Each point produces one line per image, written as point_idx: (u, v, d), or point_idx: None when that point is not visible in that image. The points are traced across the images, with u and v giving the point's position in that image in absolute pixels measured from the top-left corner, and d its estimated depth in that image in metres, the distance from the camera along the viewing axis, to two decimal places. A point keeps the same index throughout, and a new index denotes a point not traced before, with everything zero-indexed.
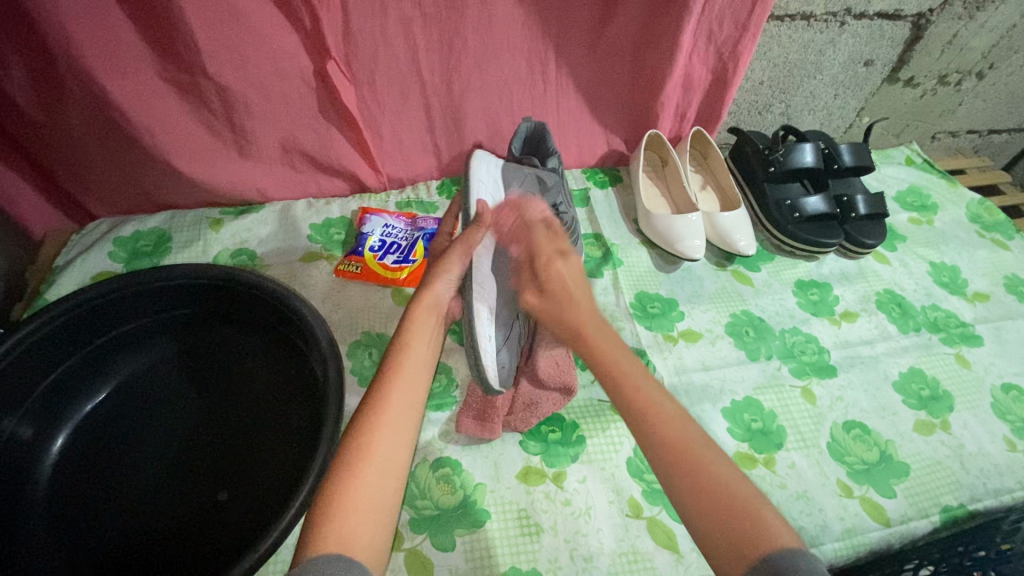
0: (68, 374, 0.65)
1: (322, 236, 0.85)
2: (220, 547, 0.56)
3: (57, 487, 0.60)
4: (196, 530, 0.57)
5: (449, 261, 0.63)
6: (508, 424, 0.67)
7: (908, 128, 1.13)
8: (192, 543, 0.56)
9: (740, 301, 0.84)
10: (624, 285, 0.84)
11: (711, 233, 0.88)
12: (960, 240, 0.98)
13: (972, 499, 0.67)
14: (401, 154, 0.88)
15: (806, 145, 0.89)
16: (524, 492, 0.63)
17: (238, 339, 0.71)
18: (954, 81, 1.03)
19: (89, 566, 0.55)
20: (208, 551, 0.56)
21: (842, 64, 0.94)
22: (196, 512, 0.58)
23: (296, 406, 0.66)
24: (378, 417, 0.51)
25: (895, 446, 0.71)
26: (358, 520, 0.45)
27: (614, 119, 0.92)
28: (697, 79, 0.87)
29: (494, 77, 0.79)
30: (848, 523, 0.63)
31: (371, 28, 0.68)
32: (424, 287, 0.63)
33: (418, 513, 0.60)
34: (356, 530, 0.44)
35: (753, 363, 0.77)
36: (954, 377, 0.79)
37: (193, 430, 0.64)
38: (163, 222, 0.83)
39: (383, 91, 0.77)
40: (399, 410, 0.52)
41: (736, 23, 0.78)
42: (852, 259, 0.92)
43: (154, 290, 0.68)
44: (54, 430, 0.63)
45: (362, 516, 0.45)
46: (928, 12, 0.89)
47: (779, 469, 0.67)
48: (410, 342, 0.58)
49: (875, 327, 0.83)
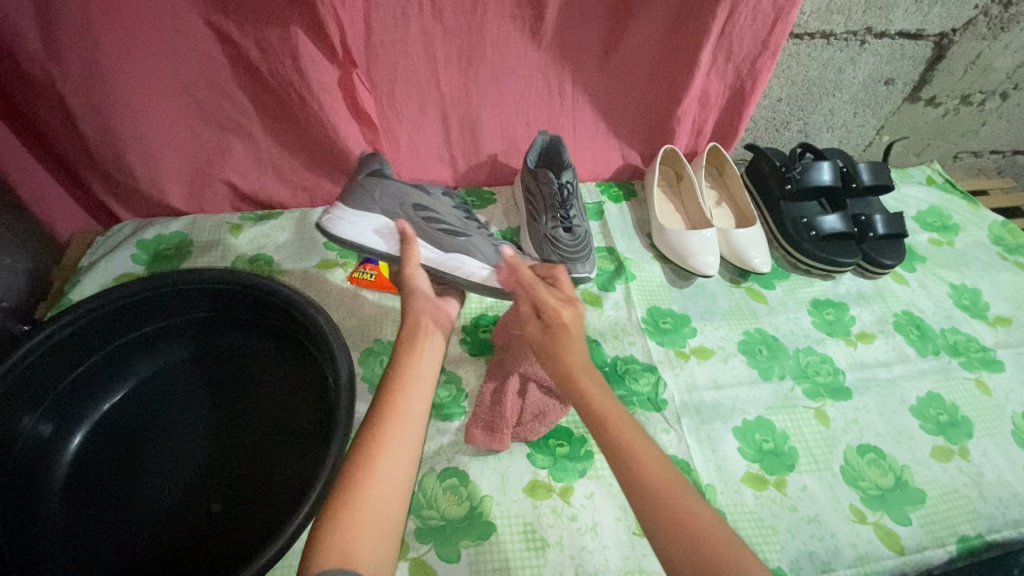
0: (89, 372, 0.67)
1: (339, 244, 0.86)
2: (213, 562, 0.56)
3: (70, 484, 0.61)
4: (189, 544, 0.57)
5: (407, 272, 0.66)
6: (516, 435, 0.67)
7: (929, 148, 1.12)
8: (184, 558, 0.56)
9: (753, 318, 0.83)
10: (637, 299, 0.84)
11: (726, 250, 0.88)
12: (981, 262, 0.96)
13: (990, 529, 0.66)
14: (418, 164, 0.89)
15: (824, 163, 0.88)
16: (530, 506, 0.62)
17: (254, 344, 0.72)
18: (976, 101, 1.02)
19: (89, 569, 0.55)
20: (198, 568, 0.56)
21: (863, 83, 0.93)
22: (190, 527, 0.58)
23: (302, 418, 0.66)
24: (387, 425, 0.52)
25: (911, 472, 0.69)
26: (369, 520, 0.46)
27: (630, 133, 0.92)
28: (715, 95, 0.87)
29: (511, 89, 0.80)
30: (861, 549, 0.62)
31: (393, 39, 0.70)
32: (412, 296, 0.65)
33: (424, 522, 0.60)
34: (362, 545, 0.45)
35: (766, 382, 0.76)
36: (974, 403, 0.77)
37: (199, 435, 0.65)
38: (184, 227, 0.84)
39: (402, 100, 0.78)
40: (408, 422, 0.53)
41: (756, 41, 0.78)
42: (870, 279, 0.91)
43: (174, 293, 0.69)
44: (73, 428, 0.64)
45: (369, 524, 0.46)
46: (951, 32, 0.88)
47: (791, 491, 0.66)
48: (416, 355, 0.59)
49: (892, 348, 0.82)
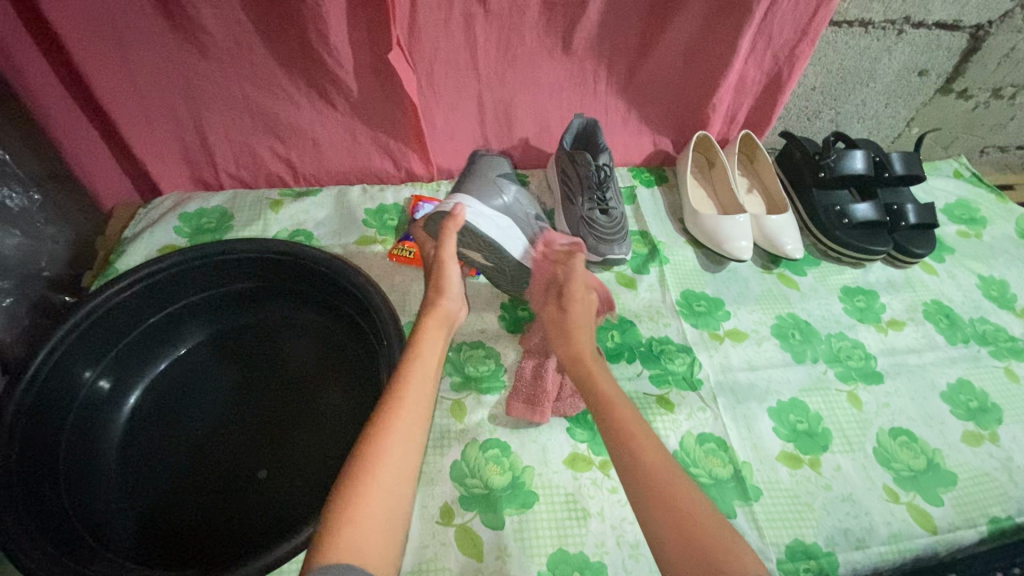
0: (143, 336, 0.68)
1: (377, 221, 0.87)
2: (261, 526, 0.57)
3: (125, 442, 0.63)
4: (239, 509, 0.59)
5: (439, 264, 0.66)
6: (556, 410, 0.68)
7: (957, 141, 1.12)
8: (234, 522, 0.58)
9: (786, 304, 0.84)
10: (671, 282, 0.85)
11: (758, 236, 0.89)
12: (1009, 254, 0.97)
13: (1020, 512, 0.67)
14: (454, 145, 0.90)
15: (858, 151, 0.89)
16: (571, 478, 0.64)
17: (301, 316, 0.73)
18: (1007, 95, 1.02)
19: (143, 524, 0.57)
20: (246, 530, 0.57)
21: (896, 73, 0.94)
22: (236, 491, 0.60)
23: (346, 391, 0.67)
24: (388, 423, 0.50)
25: (942, 455, 0.70)
26: (372, 518, 0.45)
27: (665, 118, 0.93)
28: (751, 81, 0.87)
29: (551, 71, 0.81)
30: (894, 527, 0.63)
31: (439, 18, 0.70)
32: (432, 299, 0.64)
33: (469, 490, 0.62)
34: (364, 542, 0.43)
35: (799, 365, 0.77)
36: (1003, 390, 0.78)
37: (247, 401, 0.66)
38: (225, 201, 0.86)
39: (444, 80, 0.79)
40: (410, 414, 0.52)
41: (796, 28, 0.79)
42: (899, 268, 0.92)
43: (224, 262, 0.70)
44: (128, 387, 0.66)
45: (369, 523, 0.44)
46: (988, 24, 0.88)
47: (825, 470, 0.67)
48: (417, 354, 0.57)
49: (922, 336, 0.83)
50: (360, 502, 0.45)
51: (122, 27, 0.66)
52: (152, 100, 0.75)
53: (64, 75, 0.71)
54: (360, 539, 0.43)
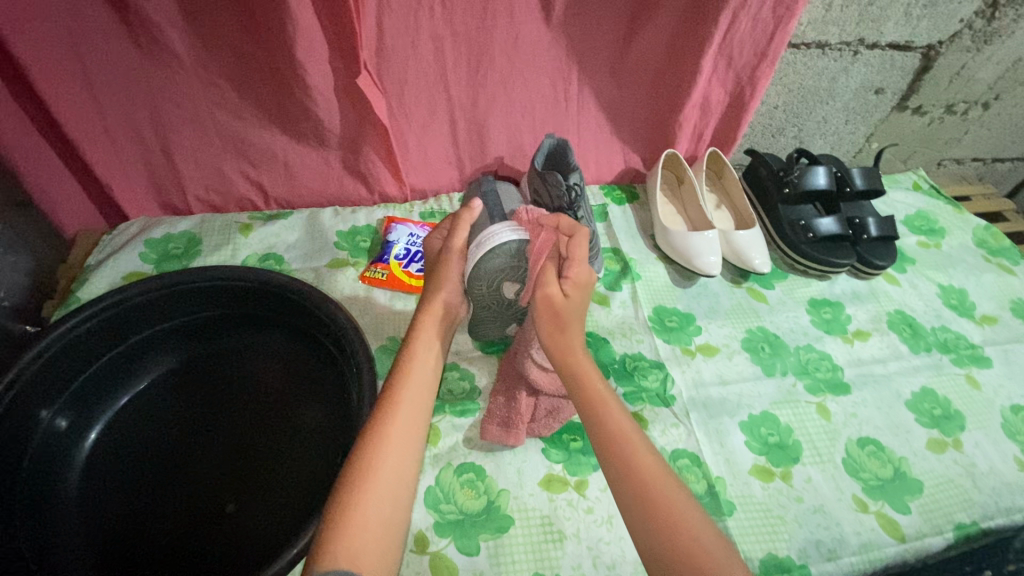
0: (105, 368, 0.66)
1: (349, 244, 0.86)
2: (228, 562, 0.56)
3: (86, 479, 0.61)
4: (205, 546, 0.57)
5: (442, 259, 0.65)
6: (531, 431, 0.68)
7: (914, 155, 1.16)
8: (200, 559, 0.56)
9: (755, 317, 0.86)
10: (643, 298, 0.86)
11: (727, 251, 0.91)
12: (967, 264, 1.00)
13: (984, 517, 0.69)
14: (426, 167, 0.90)
15: (820, 167, 0.91)
16: (547, 500, 0.63)
17: (269, 343, 0.72)
18: (960, 111, 1.07)
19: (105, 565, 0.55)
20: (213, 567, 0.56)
21: (854, 91, 0.97)
22: (202, 527, 0.58)
23: (316, 418, 0.66)
24: (388, 429, 0.51)
25: (909, 463, 0.72)
26: (371, 526, 0.45)
27: (634, 137, 0.95)
28: (715, 101, 0.90)
29: (520, 93, 0.82)
30: (865, 537, 0.64)
31: (407, 43, 0.71)
32: (427, 293, 0.64)
33: (443, 516, 0.61)
34: (364, 549, 0.44)
35: (769, 378, 0.78)
36: (965, 397, 0.80)
37: (214, 433, 0.65)
38: (193, 226, 0.84)
39: (413, 102, 0.79)
40: (406, 419, 0.52)
41: (755, 51, 0.82)
42: (863, 279, 0.94)
43: (189, 291, 0.69)
44: (90, 423, 0.64)
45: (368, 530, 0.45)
46: (938, 44, 0.92)
47: (796, 482, 0.68)
48: (413, 357, 0.58)
49: (887, 346, 0.85)
50: (356, 512, 0.45)
51: (84, 50, 0.65)
52: (115, 125, 0.73)
53: (22, 102, 0.69)
54: (357, 549, 0.44)
